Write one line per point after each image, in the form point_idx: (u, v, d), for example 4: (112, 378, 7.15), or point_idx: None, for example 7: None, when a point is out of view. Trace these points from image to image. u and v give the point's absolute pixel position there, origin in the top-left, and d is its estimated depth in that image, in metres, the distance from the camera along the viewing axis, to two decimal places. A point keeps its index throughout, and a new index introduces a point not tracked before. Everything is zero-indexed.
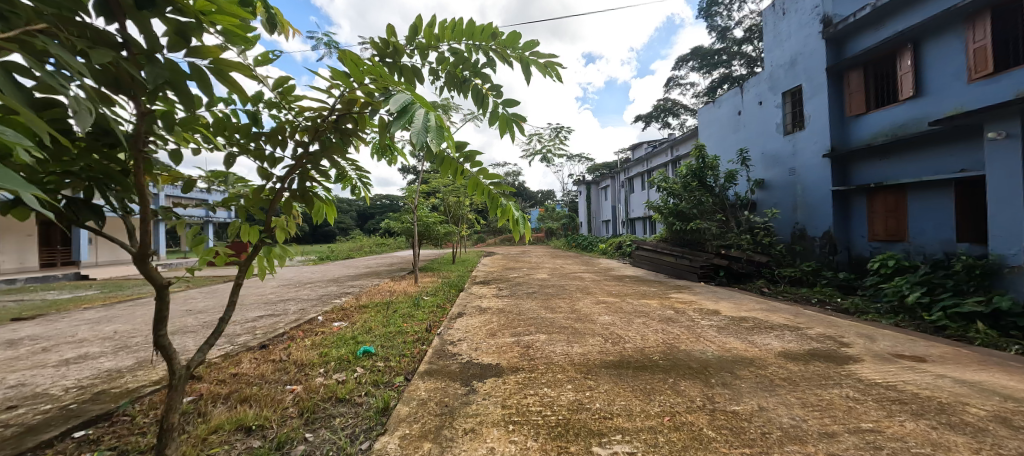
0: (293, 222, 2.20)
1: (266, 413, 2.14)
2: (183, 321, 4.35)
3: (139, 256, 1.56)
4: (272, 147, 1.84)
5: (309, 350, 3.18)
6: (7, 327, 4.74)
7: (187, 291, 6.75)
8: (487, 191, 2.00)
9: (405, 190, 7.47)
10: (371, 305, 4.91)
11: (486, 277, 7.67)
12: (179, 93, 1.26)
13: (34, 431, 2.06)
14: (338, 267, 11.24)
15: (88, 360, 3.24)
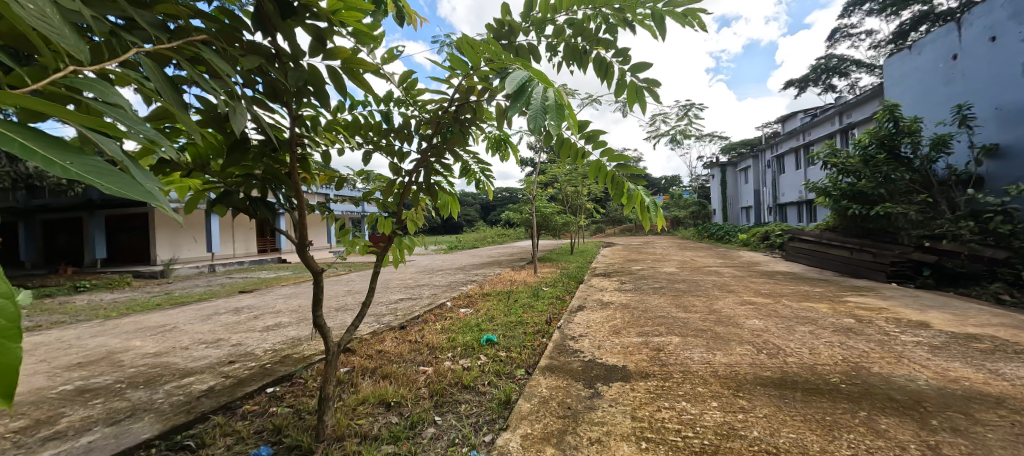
0: (422, 215, 2.31)
1: (403, 390, 2.28)
2: (343, 300, 5.10)
3: (300, 246, 1.78)
4: (400, 143, 1.91)
5: (439, 334, 3.37)
6: (234, 298, 6.21)
7: (348, 274, 7.99)
8: (611, 176, 1.78)
9: (523, 182, 7.55)
10: (493, 293, 5.07)
11: (608, 269, 7.33)
12: (318, 94, 1.35)
13: (243, 383, 2.55)
14: (465, 256, 12.09)
15: (280, 329, 4.01)
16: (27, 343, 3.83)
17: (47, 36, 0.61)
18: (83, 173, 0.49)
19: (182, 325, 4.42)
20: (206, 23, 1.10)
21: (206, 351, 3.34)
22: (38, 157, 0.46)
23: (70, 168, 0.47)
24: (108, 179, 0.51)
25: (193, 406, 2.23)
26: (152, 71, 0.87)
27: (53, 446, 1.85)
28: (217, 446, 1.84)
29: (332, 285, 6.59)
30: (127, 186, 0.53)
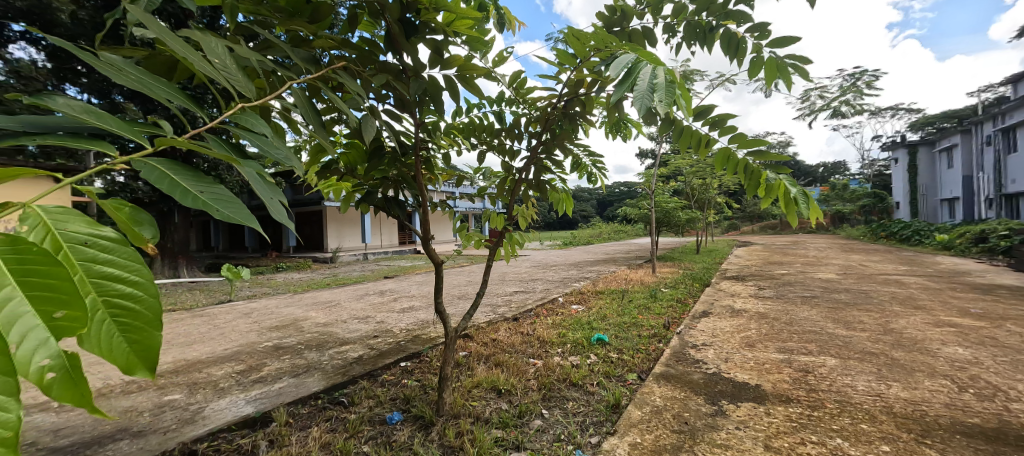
0: (532, 211, 2.35)
1: (513, 380, 2.36)
2: (464, 289, 5.52)
3: (424, 239, 1.97)
4: (511, 142, 1.97)
5: (550, 329, 3.40)
6: (379, 282, 7.22)
7: (470, 266, 8.61)
8: (743, 165, 1.57)
9: (642, 176, 7.15)
10: (608, 291, 4.92)
11: (741, 272, 6.50)
12: (436, 100, 1.47)
13: (384, 355, 2.94)
14: (580, 252, 11.98)
15: (413, 311, 4.52)
16: (244, 308, 5.04)
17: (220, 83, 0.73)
18: (211, 203, 0.56)
19: (342, 302, 5.30)
20: (347, 50, 1.28)
21: (357, 325, 3.95)
22: (175, 188, 0.54)
23: (198, 197, 0.55)
24: (229, 206, 0.57)
25: (347, 369, 2.65)
26: (298, 96, 0.96)
27: (256, 387, 2.38)
28: (362, 405, 2.14)
29: (456, 275, 7.18)
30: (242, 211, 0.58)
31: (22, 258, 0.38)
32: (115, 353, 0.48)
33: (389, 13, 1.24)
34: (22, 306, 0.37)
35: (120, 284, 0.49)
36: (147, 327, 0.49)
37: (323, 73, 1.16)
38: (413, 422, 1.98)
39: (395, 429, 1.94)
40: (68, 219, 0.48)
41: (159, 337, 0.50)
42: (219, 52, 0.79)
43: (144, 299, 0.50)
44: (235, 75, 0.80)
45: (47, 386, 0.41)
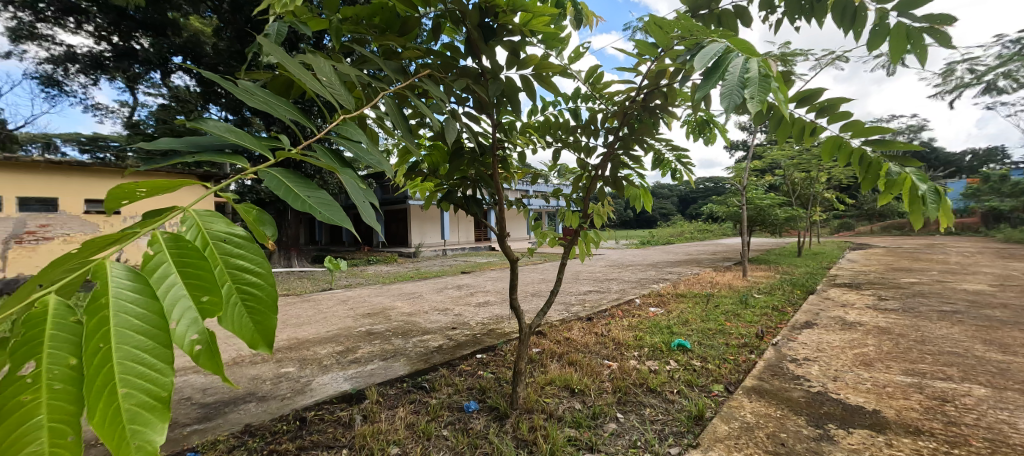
0: (608, 209, 2.27)
1: (587, 380, 2.32)
2: (537, 287, 5.55)
3: (500, 236, 2.02)
4: (587, 138, 1.92)
5: (626, 331, 3.28)
6: (458, 277, 7.55)
7: (543, 263, 8.65)
8: (859, 156, 1.37)
9: (732, 170, 6.58)
10: (690, 295, 4.61)
11: (854, 279, 5.68)
12: (512, 101, 1.49)
13: (461, 346, 3.07)
14: (659, 252, 11.37)
15: (488, 306, 4.66)
16: (341, 295, 5.59)
17: (326, 98, 0.80)
18: (316, 206, 0.62)
19: (424, 294, 5.64)
20: (430, 58, 1.35)
21: (438, 316, 4.17)
22: (288, 195, 0.61)
23: (307, 202, 0.62)
24: (330, 209, 0.62)
25: (428, 357, 2.81)
26: (389, 106, 1.04)
27: (351, 367, 2.63)
28: (442, 391, 2.26)
29: (530, 272, 7.25)
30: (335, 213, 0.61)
31: (181, 252, 0.49)
32: (244, 329, 0.52)
33: (469, 18, 1.28)
34: (179, 289, 0.46)
35: (249, 273, 0.55)
36: (267, 309, 0.54)
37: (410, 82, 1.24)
38: (488, 413, 2.04)
39: (472, 417, 2.01)
40: (212, 219, 0.56)
41: (275, 320, 0.54)
42: (327, 73, 0.89)
43: (265, 285, 0.55)
44: (338, 89, 0.88)
45: (197, 355, 0.48)
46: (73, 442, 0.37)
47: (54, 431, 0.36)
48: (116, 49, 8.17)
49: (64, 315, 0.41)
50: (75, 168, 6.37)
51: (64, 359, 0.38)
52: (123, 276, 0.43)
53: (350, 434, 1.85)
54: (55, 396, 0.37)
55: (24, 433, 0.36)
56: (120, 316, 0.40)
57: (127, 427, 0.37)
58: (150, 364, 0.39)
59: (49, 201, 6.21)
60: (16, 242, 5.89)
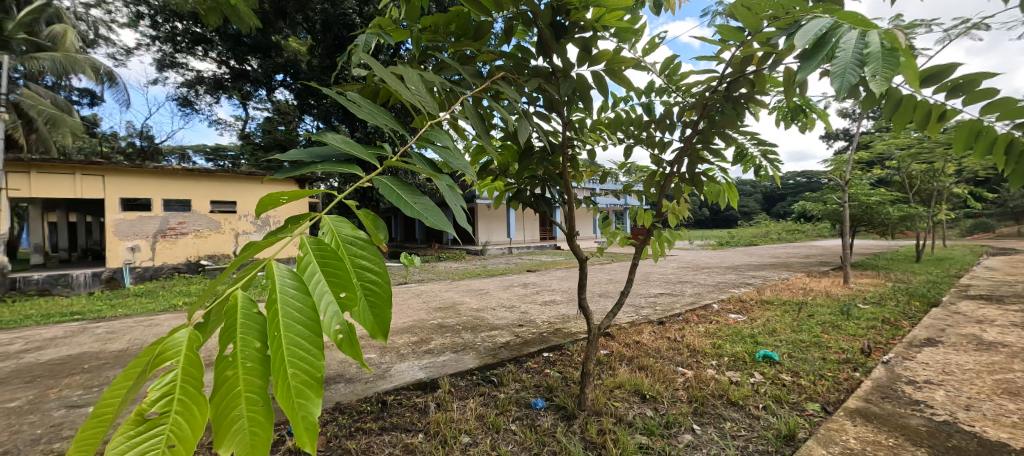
0: (684, 207, 2.16)
1: (659, 386, 2.21)
2: (605, 287, 5.41)
3: (569, 235, 2.00)
4: (661, 133, 1.83)
5: (703, 338, 3.07)
6: (524, 275, 7.61)
7: (611, 264, 8.41)
8: (1007, 143, 1.15)
9: (830, 164, 5.86)
10: (778, 302, 4.20)
11: (992, 291, 4.77)
12: (584, 98, 1.47)
13: (528, 343, 3.09)
14: (741, 254, 10.49)
15: (555, 305, 4.64)
16: (415, 289, 5.92)
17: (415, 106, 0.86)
18: (423, 212, 0.67)
19: (492, 290, 5.76)
20: (503, 60, 1.38)
21: (504, 313, 4.25)
22: (400, 202, 0.68)
23: (415, 208, 0.67)
24: (434, 216, 0.67)
25: (496, 352, 2.87)
26: (470, 110, 1.08)
27: (426, 357, 2.78)
28: (510, 386, 2.30)
29: (598, 272, 7.08)
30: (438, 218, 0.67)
31: (322, 254, 0.55)
32: (364, 321, 0.56)
33: (541, 18, 1.29)
34: (323, 284, 0.52)
35: (369, 268, 0.58)
36: (383, 302, 0.58)
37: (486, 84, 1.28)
38: (555, 411, 2.04)
39: (539, 414, 2.03)
40: (339, 223, 0.62)
41: (389, 313, 0.58)
42: (415, 81, 0.95)
43: (382, 279, 0.58)
44: (424, 94, 0.92)
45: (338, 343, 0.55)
46: (265, 410, 0.45)
47: (250, 400, 0.44)
48: (233, 71, 9.48)
49: (247, 306, 0.49)
50: (202, 173, 7.46)
51: (250, 343, 0.44)
52: (284, 274, 0.50)
53: (425, 420, 1.96)
54: (245, 373, 0.44)
55: (231, 401, 0.44)
56: (284, 309, 0.47)
57: (296, 400, 0.44)
58: (307, 349, 0.47)
59: (184, 202, 7.35)
60: (160, 236, 7.05)
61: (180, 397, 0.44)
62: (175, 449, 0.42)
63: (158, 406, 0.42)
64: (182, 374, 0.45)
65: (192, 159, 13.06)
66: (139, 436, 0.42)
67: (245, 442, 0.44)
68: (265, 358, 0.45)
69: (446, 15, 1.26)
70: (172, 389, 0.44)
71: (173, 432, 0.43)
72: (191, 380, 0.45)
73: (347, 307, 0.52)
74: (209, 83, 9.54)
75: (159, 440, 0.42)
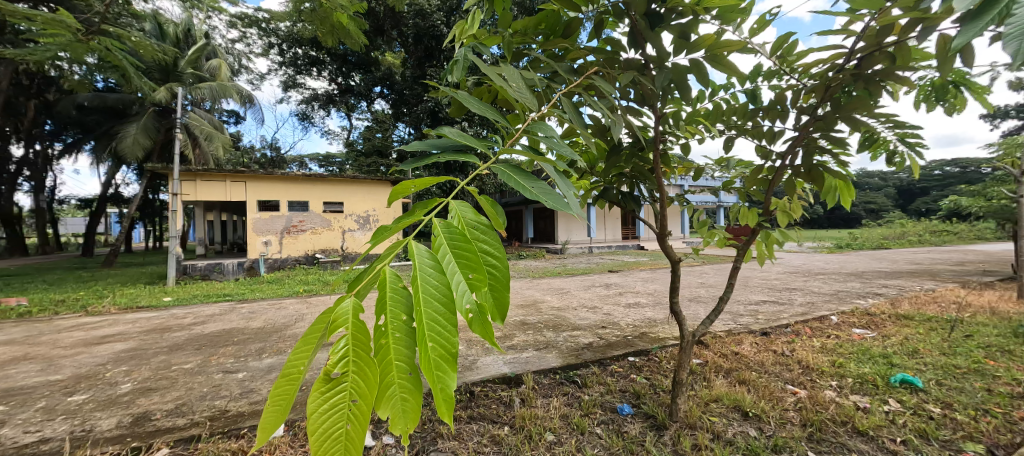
0: (797, 205, 1.91)
1: (764, 404, 2.00)
2: (697, 292, 5.02)
3: (660, 235, 1.89)
4: (770, 122, 1.64)
5: (818, 354, 2.70)
6: (606, 275, 7.39)
7: (703, 267, 7.78)
8: None
9: (995, 151, 4.76)
10: (919, 318, 3.52)
11: None
12: (680, 88, 1.37)
13: (612, 346, 2.99)
14: (866, 259, 9.00)
15: (640, 308, 4.43)
16: None
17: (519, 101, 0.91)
18: (542, 195, 0.71)
19: (573, 290, 5.69)
20: (593, 55, 1.35)
21: (587, 314, 4.17)
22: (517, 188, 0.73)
23: (531, 190, 0.72)
24: (551, 199, 0.71)
25: (579, 353, 2.83)
26: (567, 104, 1.10)
27: (510, 352, 2.84)
28: (595, 389, 2.25)
29: (688, 275, 6.61)
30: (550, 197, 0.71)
31: (452, 238, 0.59)
32: (488, 303, 0.59)
33: (635, 9, 1.24)
34: (454, 265, 0.56)
35: (491, 257, 0.61)
36: (502, 289, 0.60)
37: (580, 80, 1.28)
38: (644, 419, 1.95)
39: (626, 420, 1.95)
40: (461, 205, 0.66)
41: (507, 297, 0.60)
42: (515, 78, 0.98)
43: (501, 269, 0.61)
44: (523, 91, 0.96)
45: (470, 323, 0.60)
46: (414, 379, 0.55)
47: (402, 369, 0.54)
48: (341, 86, 10.63)
49: (394, 284, 0.58)
50: (318, 178, 8.47)
51: (398, 317, 0.54)
52: (424, 254, 0.55)
53: (510, 414, 2.00)
54: (398, 343, 0.54)
55: (389, 368, 0.55)
56: (425, 287, 0.53)
57: (434, 372, 0.50)
58: (444, 326, 0.52)
59: (303, 203, 8.42)
60: (286, 233, 8.18)
61: (354, 359, 0.55)
62: (357, 405, 0.55)
63: (338, 367, 0.54)
64: (351, 340, 0.56)
65: (309, 166, 14.93)
66: (330, 389, 0.56)
67: (404, 404, 0.55)
68: (411, 330, 0.54)
69: (536, 15, 1.27)
70: (348, 352, 0.55)
71: (352, 388, 0.56)
72: (360, 346, 0.56)
73: (475, 287, 0.56)
74: (322, 99, 10.82)
75: (345, 394, 0.56)
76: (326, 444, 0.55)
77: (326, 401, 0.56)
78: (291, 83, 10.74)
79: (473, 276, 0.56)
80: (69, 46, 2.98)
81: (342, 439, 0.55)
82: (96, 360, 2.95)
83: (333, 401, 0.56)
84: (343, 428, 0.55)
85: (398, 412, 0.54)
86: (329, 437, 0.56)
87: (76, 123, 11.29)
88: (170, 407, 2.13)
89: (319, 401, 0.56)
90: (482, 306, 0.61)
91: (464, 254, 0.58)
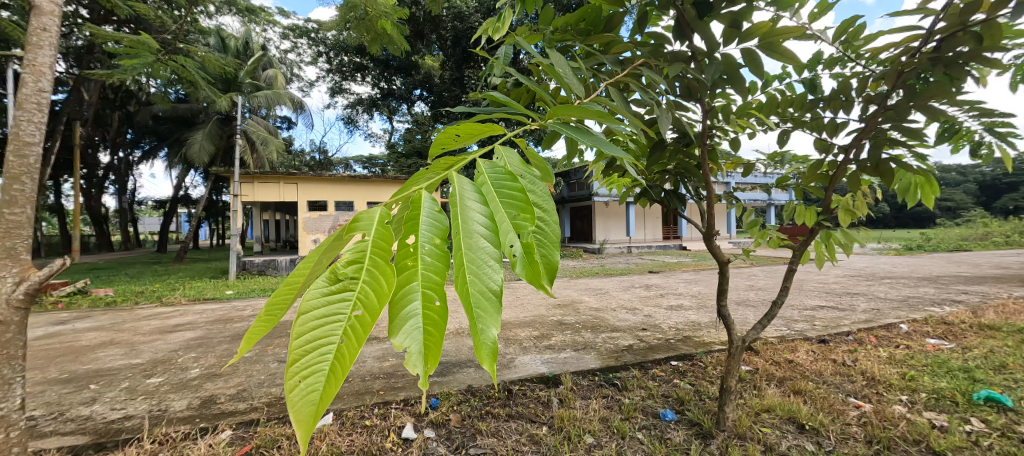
0: (862, 203, 1.76)
1: (822, 417, 1.86)
2: (745, 295, 4.77)
3: (708, 234, 1.80)
4: (831, 113, 1.53)
5: (885, 365, 2.48)
6: (646, 276, 7.19)
7: (752, 269, 7.38)
8: None
9: None
10: (1007, 329, 3.15)
11: None
12: (732, 81, 1.31)
13: (654, 349, 2.90)
14: (942, 263, 8.17)
15: (682, 310, 4.27)
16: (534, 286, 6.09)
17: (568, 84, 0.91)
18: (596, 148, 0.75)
19: (612, 291, 5.58)
20: (638, 49, 1.32)
21: (626, 315, 4.08)
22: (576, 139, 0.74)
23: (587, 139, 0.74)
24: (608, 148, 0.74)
25: (619, 355, 2.76)
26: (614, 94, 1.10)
27: (548, 352, 2.83)
28: (635, 393, 2.19)
29: (735, 277, 6.31)
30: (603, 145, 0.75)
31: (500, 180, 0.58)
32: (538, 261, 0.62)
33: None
34: (500, 207, 0.55)
35: (539, 209, 0.62)
36: (552, 244, 0.61)
37: (626, 70, 1.26)
38: (688, 427, 1.87)
39: (669, 427, 1.88)
40: (509, 153, 0.67)
41: (558, 257, 0.62)
42: (562, 66, 0.97)
43: (550, 222, 0.61)
44: (572, 78, 0.96)
45: (513, 263, 0.57)
46: (439, 310, 0.48)
47: (427, 295, 0.48)
48: (383, 90, 11.00)
49: (431, 205, 0.53)
50: (362, 179, 8.82)
51: (432, 239, 0.49)
52: (467, 185, 0.54)
53: (549, 414, 1.99)
54: (425, 266, 0.48)
55: (408, 293, 0.48)
56: (465, 219, 0.50)
57: (475, 312, 0.46)
58: (486, 261, 0.49)
59: (349, 204, 8.80)
60: (333, 232, 8.54)
61: (369, 267, 0.48)
62: (359, 317, 0.45)
63: (350, 270, 0.46)
64: (372, 246, 0.49)
65: (354, 168, 15.58)
66: (330, 295, 0.45)
67: (421, 337, 0.48)
68: (443, 255, 0.49)
69: (577, 12, 1.25)
70: (362, 259, 0.48)
71: (359, 300, 0.45)
72: (378, 254, 0.49)
73: (521, 227, 0.53)
74: (366, 102, 11.24)
75: (348, 305, 0.45)
76: (313, 363, 0.44)
77: (320, 308, 0.45)
78: (337, 89, 11.24)
79: (520, 217, 0.54)
80: (149, 64, 3.15)
81: (333, 360, 0.44)
82: (169, 347, 3.23)
83: (330, 310, 0.45)
84: (340, 347, 0.44)
85: (413, 345, 0.46)
86: (318, 355, 0.44)
87: (152, 132, 12.43)
88: (232, 392, 2.29)
89: (310, 305, 0.45)
90: (529, 246, 0.61)
91: (514, 196, 0.56)
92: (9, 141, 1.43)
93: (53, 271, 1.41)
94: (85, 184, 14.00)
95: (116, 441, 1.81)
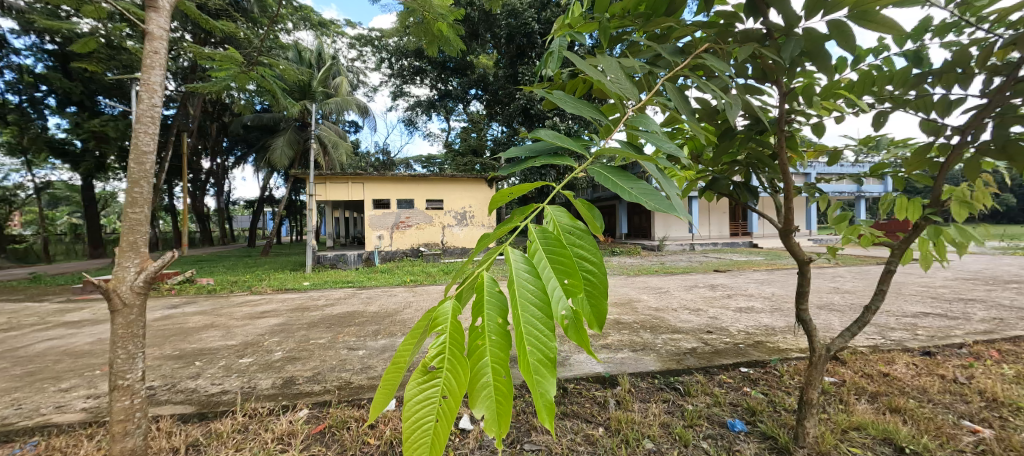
0: (983, 192, 1.50)
1: (927, 441, 1.62)
2: (829, 298, 4.30)
3: (784, 231, 1.64)
4: (939, 88, 1.32)
5: (1011, 385, 2.11)
6: (712, 275, 6.77)
7: (837, 269, 6.65)
8: None
9: None
10: None
11: None
12: (814, 58, 1.16)
13: (721, 354, 2.70)
14: None
15: (753, 313, 3.97)
16: None
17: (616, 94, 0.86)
18: (642, 197, 0.68)
19: (673, 290, 5.32)
20: (702, 31, 1.22)
21: (689, 315, 3.88)
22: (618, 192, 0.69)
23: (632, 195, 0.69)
24: (656, 201, 0.68)
25: (681, 358, 2.61)
26: (673, 92, 1.02)
27: (604, 351, 2.75)
28: (700, 399, 2.05)
29: (815, 278, 5.72)
30: (654, 201, 0.68)
31: (549, 244, 0.55)
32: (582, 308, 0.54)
33: None
34: (549, 270, 0.52)
35: (587, 260, 0.56)
36: (599, 291, 0.55)
37: (688, 60, 1.17)
38: (760, 440, 1.73)
39: (739, 438, 1.75)
40: (557, 210, 0.62)
41: (606, 300, 0.55)
42: (613, 69, 0.91)
43: (599, 270, 0.56)
44: (624, 82, 0.90)
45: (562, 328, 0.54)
46: (508, 380, 0.49)
47: (495, 369, 0.49)
48: (439, 91, 11.33)
49: (491, 286, 0.54)
50: (421, 177, 9.15)
51: (495, 318, 0.49)
52: (518, 259, 0.52)
53: (606, 415, 1.93)
54: (492, 344, 0.49)
55: (479, 370, 0.50)
56: (519, 291, 0.50)
57: (535, 376, 0.47)
58: (542, 328, 0.49)
59: (410, 201, 9.18)
60: (395, 228, 9.05)
61: (449, 357, 0.51)
62: (448, 400, 0.48)
63: (436, 363, 0.50)
64: (449, 338, 0.52)
65: (414, 167, 16.23)
66: (422, 385, 0.50)
67: (494, 404, 0.49)
68: (507, 332, 0.50)
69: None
70: (443, 350, 0.51)
71: (445, 386, 0.49)
72: (456, 345, 0.51)
73: (572, 293, 0.52)
74: (425, 104, 11.67)
75: (438, 390, 0.50)
76: (420, 439, 0.51)
77: (419, 394, 0.50)
78: (399, 92, 11.78)
79: (569, 281, 0.51)
80: (237, 76, 3.46)
81: (434, 434, 0.50)
82: (257, 331, 3.58)
83: (424, 395, 0.50)
84: (436, 425, 0.50)
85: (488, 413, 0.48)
86: (423, 432, 0.51)
87: (242, 138, 13.86)
88: (308, 374, 2.48)
89: (411, 395, 0.50)
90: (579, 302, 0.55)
91: (561, 258, 0.53)
92: (130, 150, 1.63)
93: (164, 263, 1.59)
94: (191, 186, 15.97)
95: (215, 412, 2.03)
